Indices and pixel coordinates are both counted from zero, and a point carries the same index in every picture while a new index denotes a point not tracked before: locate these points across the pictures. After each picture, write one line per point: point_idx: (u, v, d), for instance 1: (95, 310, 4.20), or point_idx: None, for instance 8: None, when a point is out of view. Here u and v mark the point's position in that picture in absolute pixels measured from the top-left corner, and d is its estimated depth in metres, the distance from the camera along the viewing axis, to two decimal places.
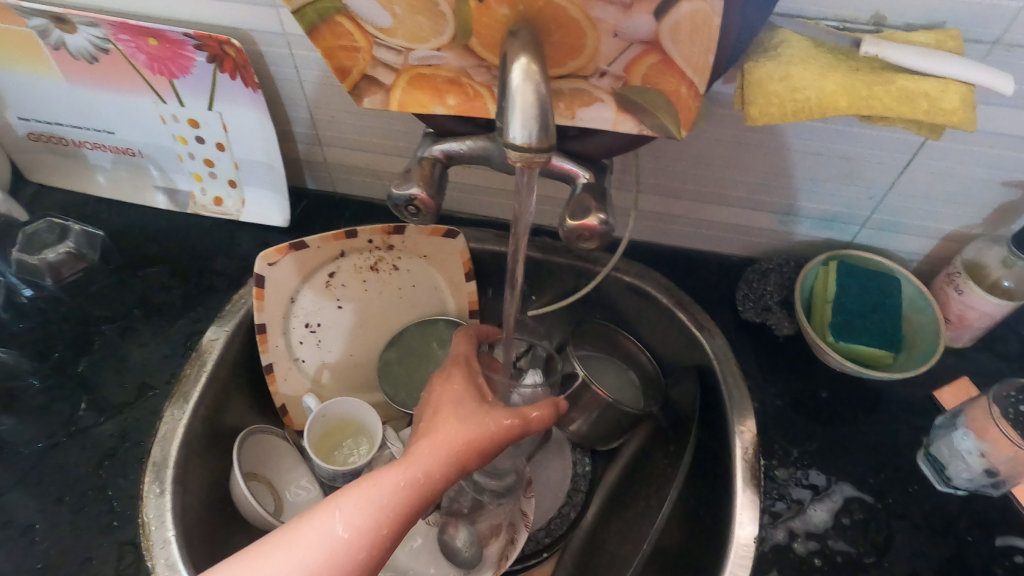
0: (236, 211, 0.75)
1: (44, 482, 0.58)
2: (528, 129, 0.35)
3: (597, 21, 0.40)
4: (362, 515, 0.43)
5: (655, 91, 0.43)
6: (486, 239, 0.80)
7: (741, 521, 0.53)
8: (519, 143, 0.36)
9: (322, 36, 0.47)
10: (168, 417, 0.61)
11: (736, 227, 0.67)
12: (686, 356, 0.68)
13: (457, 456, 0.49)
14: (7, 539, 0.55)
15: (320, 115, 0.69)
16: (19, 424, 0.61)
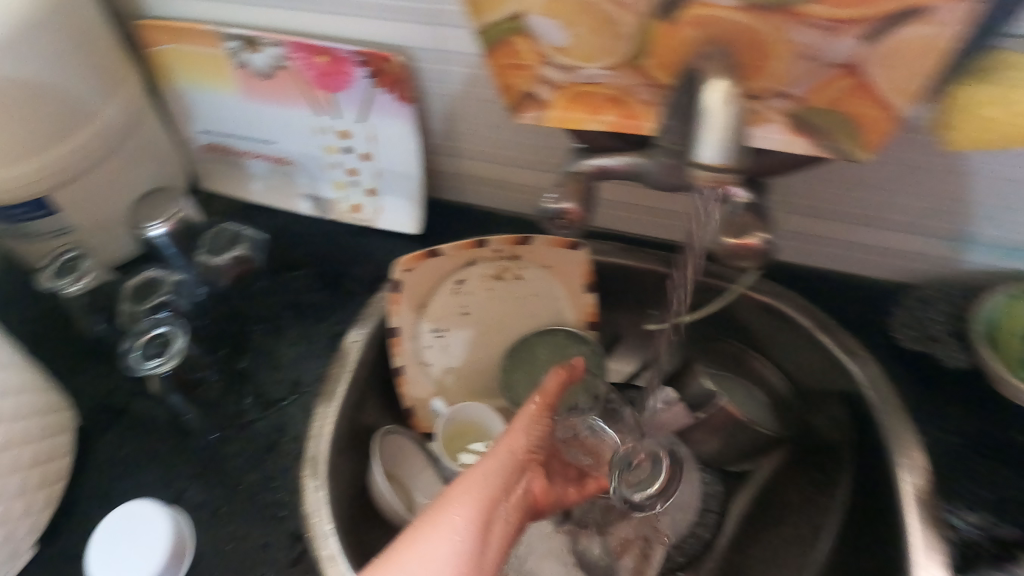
0: (372, 218, 0.77)
1: (223, 471, 0.65)
2: (718, 147, 0.35)
3: (795, 43, 0.39)
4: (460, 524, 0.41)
5: (840, 113, 0.41)
6: (611, 251, 0.73)
7: (925, 564, 0.49)
8: (709, 163, 0.35)
9: (495, 55, 0.48)
10: (316, 414, 0.65)
11: (896, 250, 0.63)
12: (830, 382, 0.63)
13: (524, 452, 0.49)
14: (198, 519, 0.63)
15: (460, 127, 0.70)
16: (197, 415, 0.68)
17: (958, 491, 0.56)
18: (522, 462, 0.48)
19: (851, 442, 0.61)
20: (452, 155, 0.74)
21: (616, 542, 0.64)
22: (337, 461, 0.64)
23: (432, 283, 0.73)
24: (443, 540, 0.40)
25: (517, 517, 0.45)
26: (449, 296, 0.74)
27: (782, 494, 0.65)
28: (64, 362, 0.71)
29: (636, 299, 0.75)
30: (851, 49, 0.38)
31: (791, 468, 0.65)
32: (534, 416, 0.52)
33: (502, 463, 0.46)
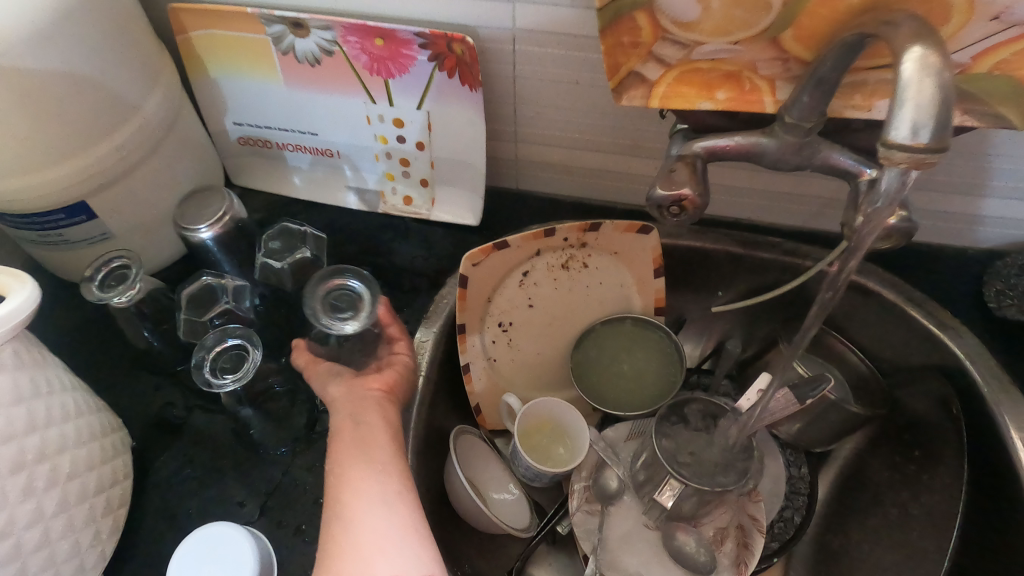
0: (427, 210, 0.74)
1: (300, 486, 0.61)
2: (920, 127, 0.31)
3: (985, 4, 0.37)
4: (345, 450, 0.52)
5: (1003, 78, 0.40)
6: (682, 234, 0.72)
7: None
8: (908, 143, 0.32)
9: (609, 33, 0.45)
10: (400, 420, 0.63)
11: (991, 218, 0.61)
12: (916, 354, 0.63)
13: (361, 396, 0.58)
14: (282, 538, 0.59)
15: (524, 111, 0.66)
16: (264, 428, 0.64)
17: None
18: (363, 402, 0.57)
19: (958, 419, 0.59)
20: (513, 140, 0.70)
21: (710, 533, 0.64)
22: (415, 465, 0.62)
23: (500, 276, 0.70)
24: (349, 469, 0.50)
25: (381, 411, 0.56)
26: (516, 289, 0.71)
27: (868, 469, 0.66)
28: (110, 378, 0.66)
29: (702, 279, 0.74)
30: None
31: (877, 447, 0.66)
32: (347, 382, 0.60)
33: (340, 414, 0.56)
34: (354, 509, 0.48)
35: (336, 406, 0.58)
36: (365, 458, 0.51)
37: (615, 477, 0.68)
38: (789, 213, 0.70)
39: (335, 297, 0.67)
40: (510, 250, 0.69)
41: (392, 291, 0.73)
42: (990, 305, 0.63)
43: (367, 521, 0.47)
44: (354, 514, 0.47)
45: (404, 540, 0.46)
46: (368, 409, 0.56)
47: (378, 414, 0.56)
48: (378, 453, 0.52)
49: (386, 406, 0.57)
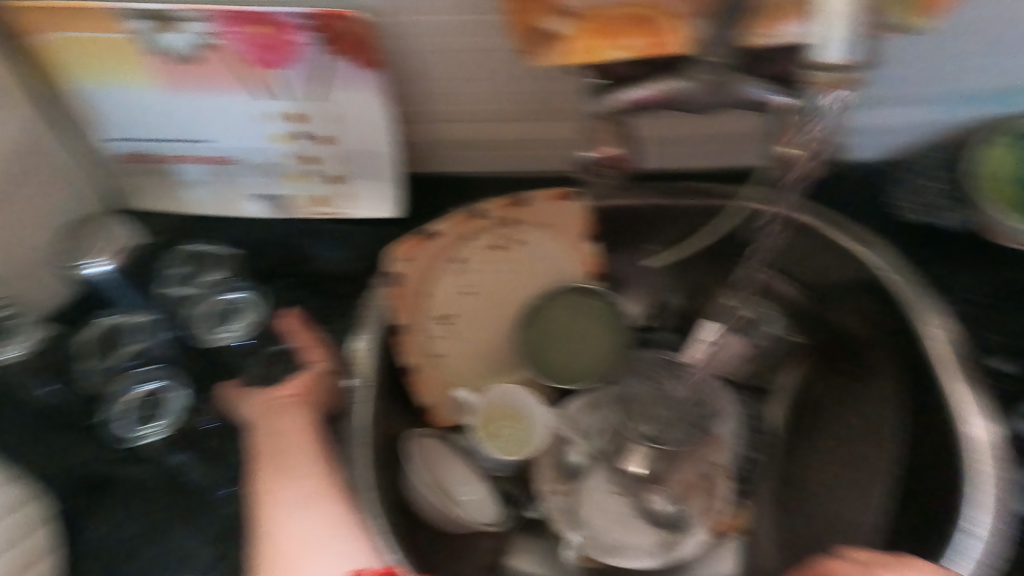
0: (342, 209, 0.69)
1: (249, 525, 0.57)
2: (845, 46, 0.38)
3: None
4: (266, 473, 0.57)
5: None
6: (610, 194, 0.69)
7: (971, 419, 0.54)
8: (844, 60, 0.39)
9: None
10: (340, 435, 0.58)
11: (885, 127, 0.67)
12: (842, 274, 0.65)
13: (274, 418, 0.59)
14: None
15: (434, 87, 0.63)
16: (205, 469, 0.61)
17: (987, 339, 0.64)
18: (281, 413, 0.60)
19: (880, 328, 0.62)
20: (425, 121, 0.67)
21: (677, 488, 0.65)
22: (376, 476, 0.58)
23: (429, 267, 0.68)
24: (275, 485, 0.56)
25: (298, 429, 0.59)
26: (452, 279, 0.69)
27: (811, 395, 0.67)
28: (29, 443, 0.62)
29: (635, 235, 0.71)
30: None
31: (823, 373, 0.66)
32: (264, 399, 0.61)
33: (261, 432, 0.59)
34: (282, 517, 0.54)
35: (256, 426, 0.60)
36: (284, 468, 0.57)
37: (579, 452, 0.68)
38: (714, 157, 0.70)
39: (223, 313, 0.68)
40: (442, 240, 0.68)
41: (323, 299, 0.69)
42: (897, 209, 0.69)
43: (286, 536, 0.53)
44: (279, 516, 0.54)
45: (328, 534, 0.53)
46: (287, 421, 0.59)
47: (297, 431, 0.58)
48: (299, 460, 0.57)
49: (307, 411, 0.60)
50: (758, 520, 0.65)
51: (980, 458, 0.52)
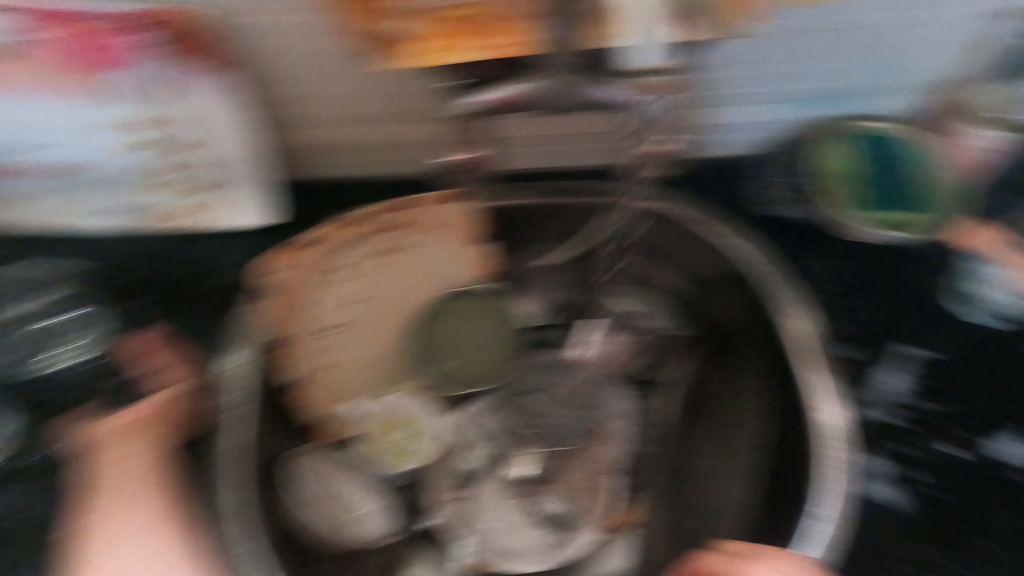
0: (201, 218, 0.72)
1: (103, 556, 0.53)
2: (660, 52, 0.44)
3: None
4: (108, 495, 0.56)
5: None
6: (504, 195, 0.69)
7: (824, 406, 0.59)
8: (661, 64, 0.44)
9: None
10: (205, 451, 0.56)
11: (728, 124, 0.77)
12: (715, 268, 0.68)
13: (121, 441, 0.59)
14: None
15: (286, 97, 0.72)
16: (65, 497, 0.58)
17: (844, 331, 0.67)
18: (127, 436, 0.59)
19: (752, 318, 0.65)
20: (291, 130, 0.75)
21: (572, 488, 0.63)
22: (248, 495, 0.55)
23: (309, 275, 0.62)
24: (112, 509, 0.55)
25: (146, 451, 0.58)
26: (329, 285, 0.63)
27: (706, 387, 0.66)
28: None
29: (526, 235, 0.71)
30: None
31: (708, 365, 0.66)
32: (110, 424, 0.60)
33: (107, 458, 0.58)
34: (115, 543, 0.54)
35: (102, 451, 0.59)
36: (123, 492, 0.56)
37: (476, 457, 0.65)
38: (589, 155, 0.71)
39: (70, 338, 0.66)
40: (321, 246, 0.63)
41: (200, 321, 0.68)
42: (754, 206, 0.74)
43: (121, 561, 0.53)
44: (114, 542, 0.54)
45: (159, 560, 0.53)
46: (133, 444, 0.58)
47: (144, 453, 0.58)
48: (137, 484, 0.56)
49: (155, 433, 0.59)
50: (651, 511, 0.62)
51: (828, 443, 0.58)
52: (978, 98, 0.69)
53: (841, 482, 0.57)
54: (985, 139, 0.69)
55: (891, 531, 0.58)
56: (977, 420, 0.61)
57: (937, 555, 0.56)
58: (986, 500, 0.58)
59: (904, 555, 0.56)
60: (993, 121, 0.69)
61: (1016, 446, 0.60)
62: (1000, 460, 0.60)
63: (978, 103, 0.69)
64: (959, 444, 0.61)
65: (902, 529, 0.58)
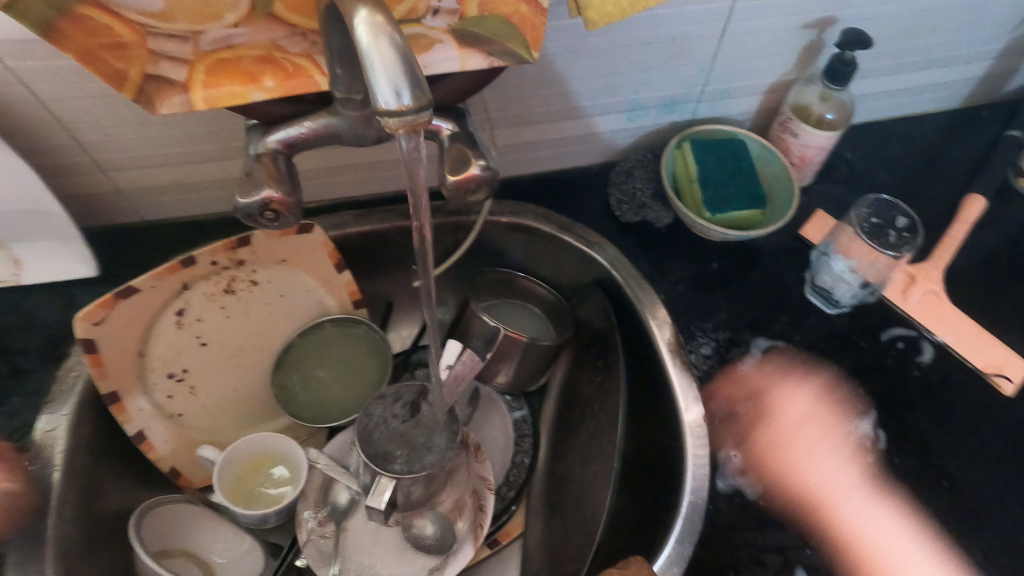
0: (15, 275, 0.65)
1: None
2: (399, 90, 0.33)
3: None
4: None
5: (493, 17, 0.45)
6: (347, 221, 0.68)
7: (688, 407, 0.61)
8: (393, 107, 0.33)
9: (68, 34, 0.39)
10: (33, 530, 0.54)
11: (580, 139, 0.73)
12: (585, 275, 0.71)
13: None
14: None
15: (81, 138, 0.58)
16: None
17: (697, 329, 0.71)
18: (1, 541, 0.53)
19: (614, 324, 0.67)
20: (101, 170, 0.62)
21: (448, 508, 0.63)
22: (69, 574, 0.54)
23: (142, 326, 0.60)
24: None
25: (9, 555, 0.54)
26: (174, 333, 0.62)
27: (575, 390, 0.71)
28: None
29: (384, 260, 0.72)
30: None
31: (577, 365, 0.71)
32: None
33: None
34: None
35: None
36: None
37: (346, 490, 0.64)
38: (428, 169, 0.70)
39: None
40: (144, 293, 0.59)
41: (13, 380, 0.62)
42: (617, 214, 0.75)
43: None
44: None
45: None
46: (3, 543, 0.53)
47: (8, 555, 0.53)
48: None
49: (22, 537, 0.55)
50: (528, 521, 0.69)
51: (692, 440, 0.60)
52: (807, 96, 0.72)
53: (699, 479, 0.59)
54: (816, 139, 0.71)
55: (748, 520, 0.62)
56: (829, 405, 0.69)
57: (797, 536, 0.62)
58: (833, 478, 0.65)
59: (771, 543, 0.61)
60: (825, 121, 0.72)
61: (863, 424, 0.68)
62: (846, 439, 0.67)
63: (809, 101, 0.72)
64: (806, 427, 0.67)
65: (756, 517, 0.63)
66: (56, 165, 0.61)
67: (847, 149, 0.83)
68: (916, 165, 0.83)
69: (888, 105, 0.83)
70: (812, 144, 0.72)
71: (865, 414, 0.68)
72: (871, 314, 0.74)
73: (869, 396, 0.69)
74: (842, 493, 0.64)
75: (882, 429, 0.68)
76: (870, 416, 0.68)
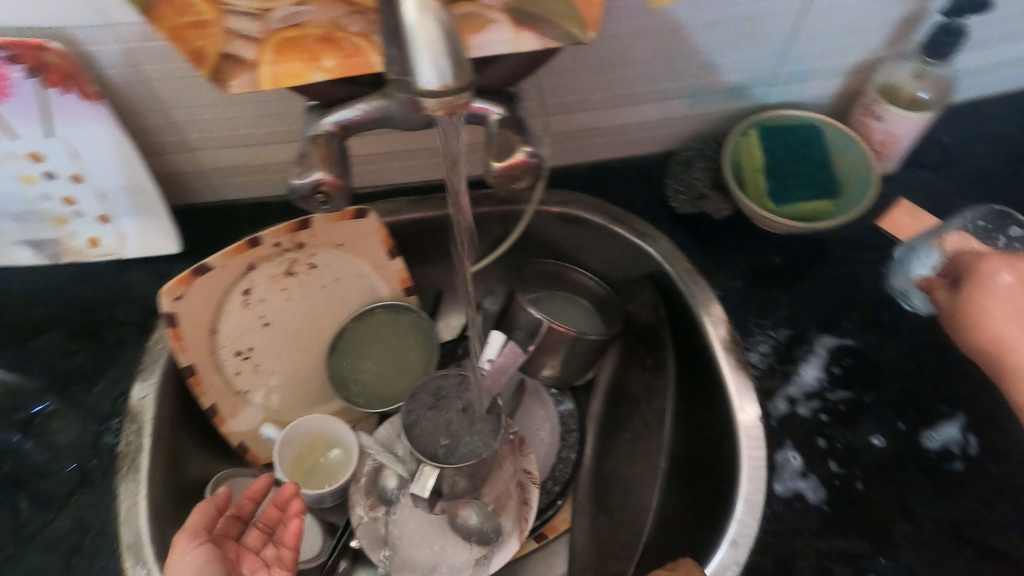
0: (120, 248, 0.67)
1: None
2: (440, 70, 0.34)
3: None
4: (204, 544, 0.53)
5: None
6: (401, 208, 0.69)
7: (743, 407, 0.59)
8: (436, 88, 0.34)
9: (162, 13, 0.41)
10: (122, 494, 0.56)
11: (643, 125, 0.71)
12: (636, 268, 0.69)
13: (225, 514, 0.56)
14: None
15: (163, 120, 0.61)
16: None
17: (759, 323, 0.68)
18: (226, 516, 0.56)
19: (663, 319, 0.67)
20: (185, 151, 0.65)
21: (493, 500, 0.63)
22: (158, 539, 0.56)
23: (215, 303, 0.63)
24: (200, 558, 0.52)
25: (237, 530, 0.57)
26: (241, 312, 0.65)
27: (625, 386, 0.69)
28: None
29: (438, 247, 0.72)
30: None
31: (627, 363, 0.70)
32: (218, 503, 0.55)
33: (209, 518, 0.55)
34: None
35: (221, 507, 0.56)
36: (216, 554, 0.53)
37: (394, 477, 0.64)
38: (480, 156, 0.70)
39: None
40: (217, 274, 0.62)
41: (90, 346, 0.64)
42: (673, 206, 0.73)
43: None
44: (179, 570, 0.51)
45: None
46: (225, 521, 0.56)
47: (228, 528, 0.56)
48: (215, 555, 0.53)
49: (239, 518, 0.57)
50: (575, 516, 0.67)
51: (745, 442, 0.58)
52: (898, 76, 0.68)
53: (753, 483, 0.57)
54: (903, 123, 0.67)
55: (814, 526, 0.60)
56: (907, 408, 0.64)
57: (868, 544, 0.59)
58: (909, 483, 0.61)
59: (836, 549, 0.59)
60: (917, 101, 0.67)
61: (948, 428, 0.64)
62: (929, 444, 0.63)
63: (899, 81, 0.68)
64: (879, 430, 0.63)
65: (822, 523, 0.60)
66: (146, 145, 0.63)
67: (934, 135, 0.78)
68: (1009, 154, 0.77)
69: (980, 86, 0.77)
70: (897, 128, 0.68)
71: (951, 418, 0.64)
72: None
73: (954, 399, 0.65)
74: (915, 497, 0.61)
75: (972, 435, 0.64)
76: (955, 419, 0.64)
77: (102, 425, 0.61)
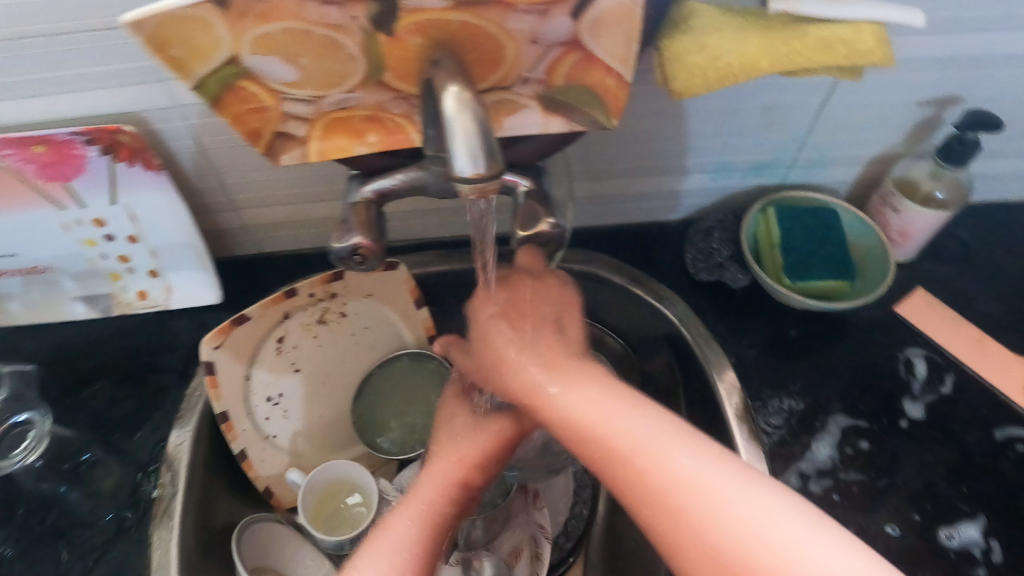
0: (165, 300, 0.71)
1: None
2: (475, 160, 0.37)
3: (516, 32, 0.42)
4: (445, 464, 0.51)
5: (580, 87, 0.47)
6: (429, 261, 0.73)
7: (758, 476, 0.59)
8: (470, 175, 0.37)
9: (228, 103, 0.45)
10: (157, 540, 0.58)
11: (664, 193, 0.75)
12: (655, 329, 0.72)
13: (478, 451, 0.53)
14: None
15: (213, 184, 0.66)
16: None
17: (775, 393, 0.70)
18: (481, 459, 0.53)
19: (678, 377, 0.71)
20: (232, 210, 0.69)
21: (506, 553, 0.64)
22: None
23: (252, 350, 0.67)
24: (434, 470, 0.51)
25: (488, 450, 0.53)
26: (274, 360, 0.68)
27: None
28: None
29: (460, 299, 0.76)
30: (559, 32, 0.43)
31: None
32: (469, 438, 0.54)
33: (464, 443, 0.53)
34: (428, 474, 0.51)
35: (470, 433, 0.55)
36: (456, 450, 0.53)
37: None
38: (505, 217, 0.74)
39: None
40: (253, 322, 0.66)
41: (136, 394, 0.68)
42: (691, 271, 0.76)
43: (428, 482, 0.50)
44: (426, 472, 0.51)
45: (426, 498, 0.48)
46: (480, 439, 0.54)
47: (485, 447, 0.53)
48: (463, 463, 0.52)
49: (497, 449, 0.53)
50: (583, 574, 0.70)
51: None
52: (916, 172, 0.70)
53: None
54: (920, 218, 0.69)
55: None
56: (924, 500, 0.65)
57: None
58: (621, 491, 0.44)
59: None
60: (933, 199, 0.70)
61: (968, 528, 0.63)
62: (947, 542, 0.63)
63: (917, 176, 0.70)
64: (891, 519, 0.64)
65: None
66: (195, 204, 0.68)
67: (956, 229, 0.81)
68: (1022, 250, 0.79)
69: (1007, 185, 0.80)
70: (914, 221, 0.70)
71: (972, 518, 0.64)
72: (988, 408, 0.70)
73: (975, 499, 0.65)
74: None
75: (994, 539, 0.63)
76: (977, 520, 0.64)
77: (143, 470, 0.64)
